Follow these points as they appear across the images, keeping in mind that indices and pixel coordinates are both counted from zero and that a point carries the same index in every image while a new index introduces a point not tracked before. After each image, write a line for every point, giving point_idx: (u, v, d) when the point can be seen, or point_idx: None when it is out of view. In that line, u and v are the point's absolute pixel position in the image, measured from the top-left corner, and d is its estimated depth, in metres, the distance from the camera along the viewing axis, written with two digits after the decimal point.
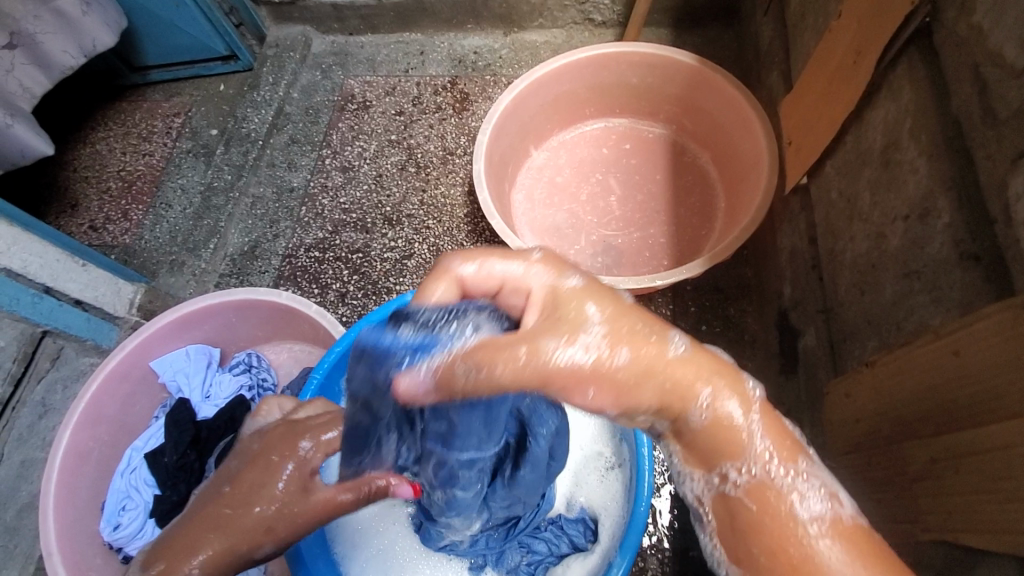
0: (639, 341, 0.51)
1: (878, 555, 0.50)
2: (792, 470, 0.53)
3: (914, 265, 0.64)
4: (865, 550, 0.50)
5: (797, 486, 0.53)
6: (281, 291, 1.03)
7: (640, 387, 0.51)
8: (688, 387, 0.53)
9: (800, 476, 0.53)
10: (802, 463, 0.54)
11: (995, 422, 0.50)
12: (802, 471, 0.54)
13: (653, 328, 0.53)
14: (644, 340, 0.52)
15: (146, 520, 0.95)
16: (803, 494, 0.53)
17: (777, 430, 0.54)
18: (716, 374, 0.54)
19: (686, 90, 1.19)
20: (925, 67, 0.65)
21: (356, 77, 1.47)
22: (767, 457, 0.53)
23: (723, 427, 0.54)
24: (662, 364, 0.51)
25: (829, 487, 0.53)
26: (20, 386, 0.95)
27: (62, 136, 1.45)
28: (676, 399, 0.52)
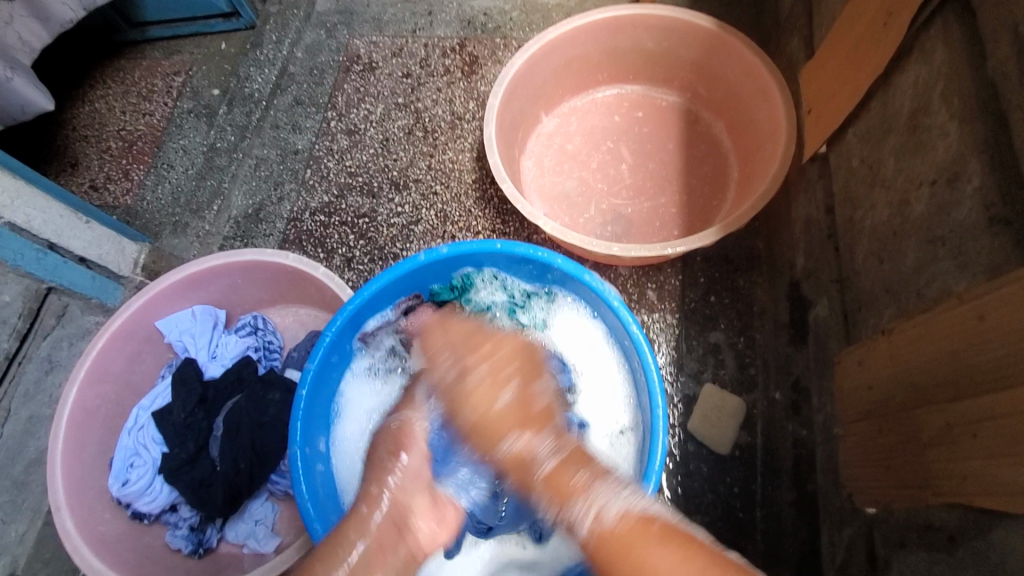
0: (500, 386, 0.73)
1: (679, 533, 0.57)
2: (602, 483, 0.63)
3: (939, 231, 0.63)
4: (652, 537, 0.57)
5: (585, 504, 0.61)
6: (288, 253, 1.02)
7: (500, 426, 0.70)
8: (531, 427, 0.70)
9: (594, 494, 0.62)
10: (600, 478, 0.64)
11: (1017, 386, 0.50)
12: (610, 482, 0.63)
13: (506, 382, 0.73)
14: (531, 376, 0.75)
15: (155, 476, 0.96)
16: (612, 504, 0.61)
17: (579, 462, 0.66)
18: (532, 421, 0.70)
19: (703, 55, 1.17)
20: (961, 27, 0.64)
21: (362, 38, 1.43)
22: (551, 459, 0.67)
23: (565, 468, 0.66)
24: (490, 411, 0.71)
25: (614, 490, 0.62)
26: (26, 341, 0.94)
27: (61, 92, 1.41)
28: (489, 438, 0.70)
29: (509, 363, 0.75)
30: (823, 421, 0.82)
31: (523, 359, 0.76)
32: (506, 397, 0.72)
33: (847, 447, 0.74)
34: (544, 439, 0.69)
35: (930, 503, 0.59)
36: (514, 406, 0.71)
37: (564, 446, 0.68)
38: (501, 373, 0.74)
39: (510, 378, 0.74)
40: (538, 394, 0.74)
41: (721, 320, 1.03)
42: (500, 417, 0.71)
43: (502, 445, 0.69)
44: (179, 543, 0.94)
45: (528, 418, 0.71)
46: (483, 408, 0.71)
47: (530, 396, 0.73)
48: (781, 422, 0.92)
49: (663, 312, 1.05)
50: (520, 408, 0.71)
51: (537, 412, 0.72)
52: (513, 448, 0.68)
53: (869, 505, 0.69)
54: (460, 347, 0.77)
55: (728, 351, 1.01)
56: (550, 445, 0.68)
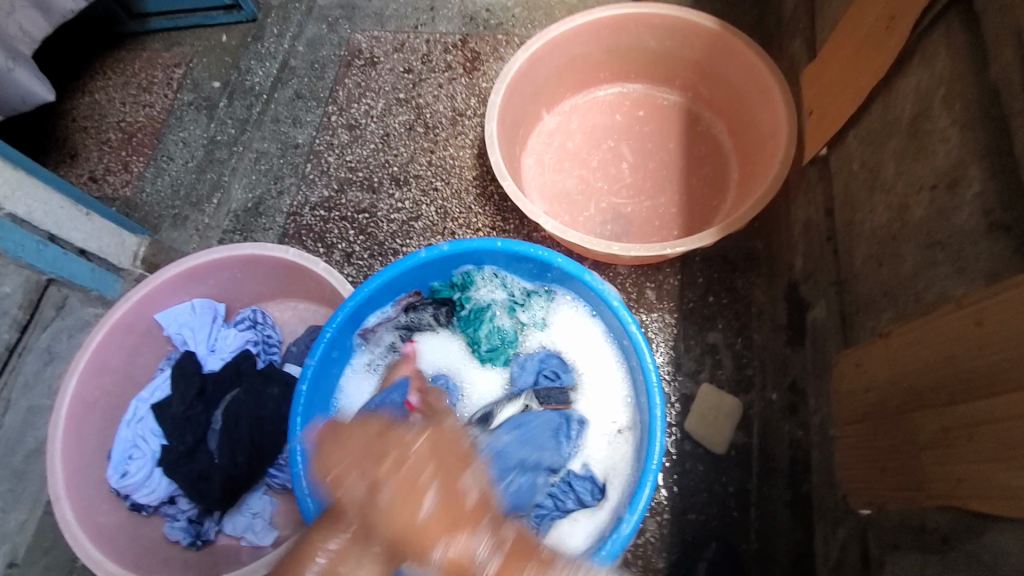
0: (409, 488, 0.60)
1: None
2: (544, 574, 0.57)
3: (939, 235, 0.64)
4: None
5: None
6: (288, 247, 1.02)
7: (425, 537, 0.58)
8: (464, 528, 0.59)
9: None
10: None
11: (1013, 391, 0.51)
12: (557, 575, 0.57)
13: (420, 480, 0.61)
14: (454, 472, 0.63)
15: (153, 468, 0.96)
16: None
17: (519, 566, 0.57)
18: (461, 522, 0.60)
19: (706, 56, 1.17)
20: (964, 33, 0.64)
21: (364, 32, 1.43)
22: (495, 567, 0.58)
23: (512, 568, 0.57)
24: (412, 523, 0.59)
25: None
26: (25, 332, 0.94)
27: (60, 83, 1.41)
28: (416, 554, 0.58)
29: (423, 465, 0.63)
30: (819, 422, 0.83)
31: (432, 452, 0.64)
32: (429, 504, 0.60)
33: (843, 449, 0.75)
34: (479, 541, 0.59)
35: (924, 505, 0.59)
36: (439, 509, 0.60)
37: (500, 544, 0.59)
38: (416, 480, 0.61)
39: (425, 470, 0.62)
40: (469, 487, 0.62)
41: (720, 321, 1.03)
42: (419, 536, 0.58)
43: (432, 557, 0.57)
44: (178, 534, 0.95)
45: (460, 518, 0.60)
46: (400, 518, 0.59)
47: (447, 499, 0.60)
48: (777, 422, 0.92)
49: (662, 312, 1.05)
50: (448, 507, 0.60)
51: (469, 507, 0.61)
52: (447, 557, 0.57)
53: (864, 506, 0.69)
54: (367, 450, 0.65)
55: (725, 351, 1.01)
56: (488, 546, 0.59)
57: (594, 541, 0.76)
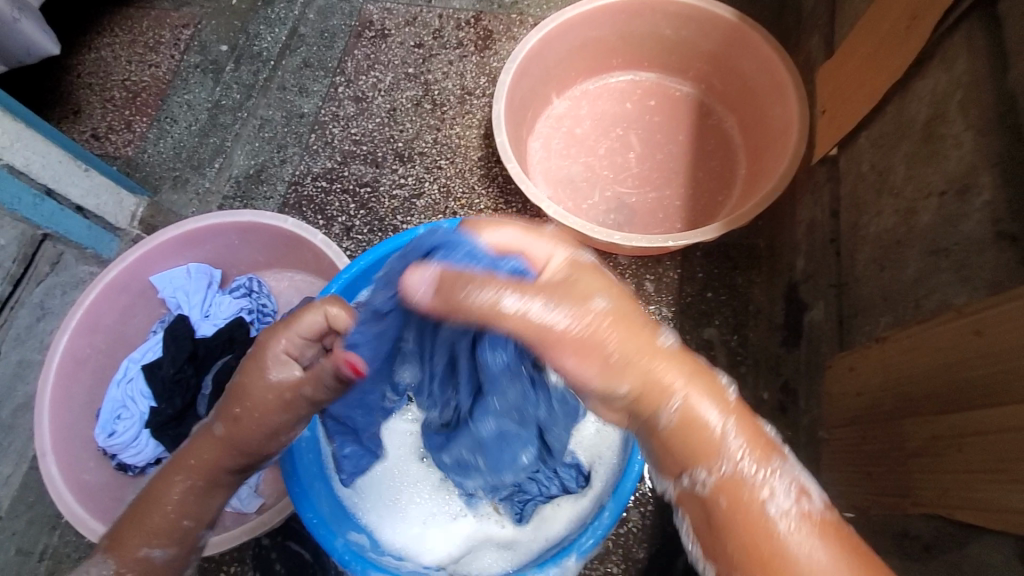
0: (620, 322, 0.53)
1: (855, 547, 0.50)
2: (773, 467, 0.53)
3: (943, 242, 0.63)
4: (841, 539, 0.50)
5: (765, 482, 0.52)
6: (287, 217, 1.01)
7: (661, 380, 0.53)
8: (693, 384, 0.54)
9: (769, 472, 0.52)
10: (767, 461, 0.53)
11: (1007, 403, 0.50)
12: (787, 465, 0.53)
13: (628, 318, 0.53)
14: (638, 321, 0.54)
15: (141, 429, 0.96)
16: (786, 497, 0.52)
17: (740, 431, 0.53)
18: (701, 376, 0.54)
19: (722, 48, 1.14)
20: (987, 37, 0.62)
21: (376, 3, 1.40)
22: (743, 456, 0.53)
23: (737, 432, 0.53)
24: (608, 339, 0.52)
25: (801, 485, 0.52)
26: (19, 287, 0.94)
27: (66, 37, 1.38)
28: (657, 392, 0.53)
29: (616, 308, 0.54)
30: (809, 423, 0.83)
31: (620, 317, 0.53)
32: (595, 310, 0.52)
33: (830, 450, 0.75)
34: (674, 401, 0.53)
35: (908, 512, 0.59)
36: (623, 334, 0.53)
37: (724, 408, 0.54)
38: (622, 316, 0.53)
39: (626, 316, 0.53)
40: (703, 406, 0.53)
41: (717, 317, 1.02)
42: (659, 365, 0.53)
43: (618, 387, 0.53)
44: None
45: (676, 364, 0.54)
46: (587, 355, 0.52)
47: (640, 317, 0.54)
48: (767, 421, 0.92)
49: (660, 305, 1.04)
50: (635, 351, 0.53)
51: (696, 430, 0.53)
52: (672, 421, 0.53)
53: (847, 509, 0.70)
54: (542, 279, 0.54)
55: (720, 348, 0.99)
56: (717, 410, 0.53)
57: (574, 528, 0.76)
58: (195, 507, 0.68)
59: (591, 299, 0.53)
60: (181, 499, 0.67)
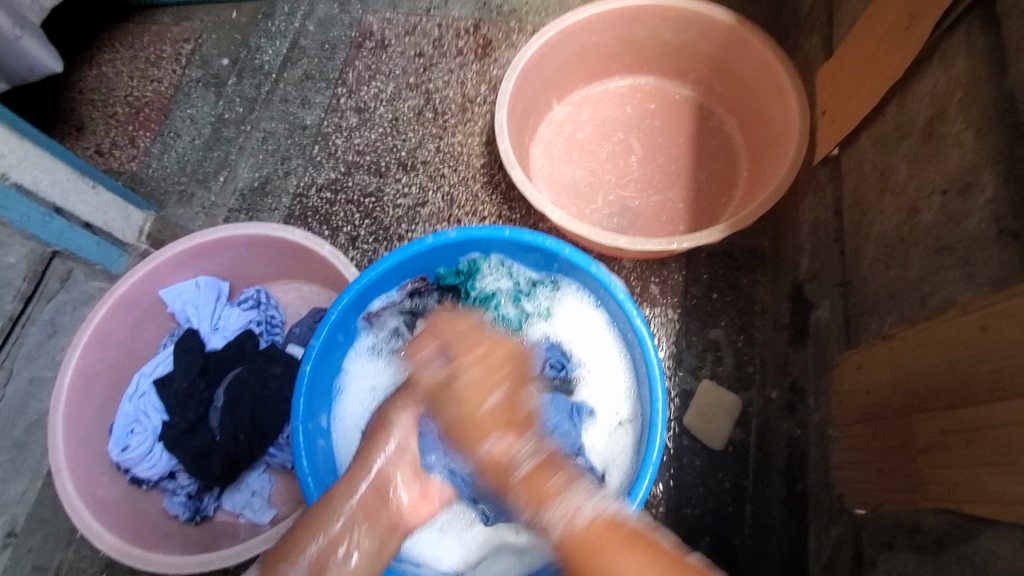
0: (495, 386, 0.70)
1: (650, 545, 0.57)
2: (577, 490, 0.62)
3: (948, 240, 0.64)
4: (622, 543, 0.57)
5: (568, 511, 0.60)
6: (294, 229, 1.02)
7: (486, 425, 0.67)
8: (513, 429, 0.67)
9: (574, 501, 0.61)
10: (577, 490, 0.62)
11: (1014, 397, 0.51)
12: (583, 487, 0.62)
13: (491, 377, 0.71)
14: (520, 384, 0.72)
15: (155, 443, 0.97)
16: (586, 509, 0.60)
17: (552, 470, 0.64)
18: (529, 432, 0.67)
19: (721, 50, 1.15)
20: (984, 36, 0.63)
21: (376, 14, 1.41)
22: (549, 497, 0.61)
23: (542, 473, 0.64)
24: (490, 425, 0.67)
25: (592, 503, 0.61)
26: (30, 303, 0.95)
27: (69, 55, 1.40)
28: (471, 431, 0.67)
29: (501, 366, 0.72)
30: (818, 422, 0.84)
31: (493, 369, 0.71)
32: (492, 400, 0.69)
33: (841, 448, 0.76)
34: (523, 443, 0.66)
35: (920, 507, 0.60)
36: (498, 409, 0.68)
37: (538, 446, 0.66)
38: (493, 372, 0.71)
39: (489, 376, 0.71)
40: (525, 399, 0.70)
41: (722, 317, 1.03)
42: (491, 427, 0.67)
43: (483, 446, 0.66)
44: (177, 509, 0.96)
45: (512, 420, 0.68)
46: (469, 407, 0.68)
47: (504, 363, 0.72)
48: (776, 421, 0.93)
49: (665, 307, 1.05)
50: (506, 410, 0.68)
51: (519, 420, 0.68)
52: (494, 450, 0.66)
53: (860, 506, 0.70)
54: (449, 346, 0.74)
55: (727, 348, 1.01)
56: (530, 449, 0.66)
57: None
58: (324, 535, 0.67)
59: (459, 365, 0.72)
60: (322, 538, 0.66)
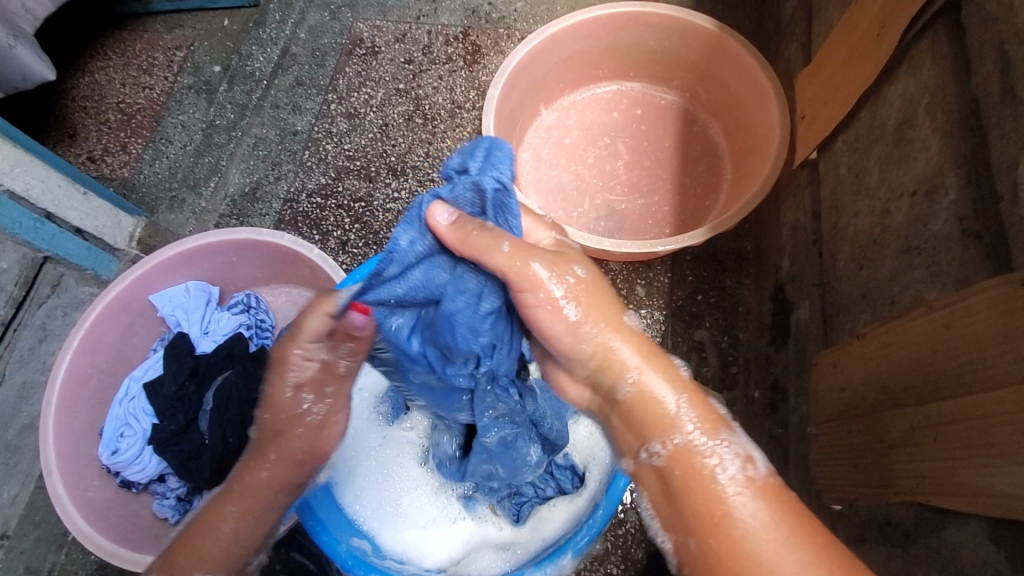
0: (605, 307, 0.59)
1: (798, 516, 0.49)
2: (728, 434, 0.55)
3: (916, 240, 0.66)
4: (780, 502, 0.50)
5: (715, 453, 0.54)
6: (284, 234, 1.03)
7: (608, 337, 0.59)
8: (657, 362, 0.58)
9: (719, 443, 0.54)
10: (723, 432, 0.55)
11: (976, 391, 0.53)
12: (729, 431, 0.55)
13: (616, 303, 0.61)
14: (617, 311, 0.60)
15: (144, 446, 0.97)
16: (728, 457, 0.53)
17: (696, 401, 0.56)
18: (657, 359, 0.59)
19: (703, 57, 1.18)
20: (949, 43, 0.66)
21: (366, 21, 1.43)
22: (693, 427, 0.55)
23: (695, 399, 0.56)
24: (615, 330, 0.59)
25: (746, 452, 0.54)
26: (21, 308, 0.95)
27: (61, 63, 1.41)
28: (614, 366, 0.58)
29: (605, 288, 0.61)
30: (798, 420, 0.86)
31: (594, 293, 0.60)
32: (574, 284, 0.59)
33: (818, 445, 0.77)
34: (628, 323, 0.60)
35: (890, 501, 0.61)
36: (631, 337, 0.59)
37: (676, 384, 0.57)
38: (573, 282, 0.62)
39: (614, 300, 0.61)
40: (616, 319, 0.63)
41: (707, 319, 1.04)
42: (619, 340, 0.59)
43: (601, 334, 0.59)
44: (167, 512, 0.97)
45: (613, 308, 0.60)
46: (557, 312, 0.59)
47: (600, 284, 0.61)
48: (758, 420, 0.94)
49: (651, 309, 1.06)
50: (598, 298, 0.60)
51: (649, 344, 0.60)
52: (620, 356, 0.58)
53: (836, 502, 0.71)
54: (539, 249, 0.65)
55: (711, 349, 1.02)
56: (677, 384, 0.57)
57: (570, 527, 0.78)
58: (248, 532, 0.68)
59: (572, 269, 0.60)
60: (237, 527, 0.67)
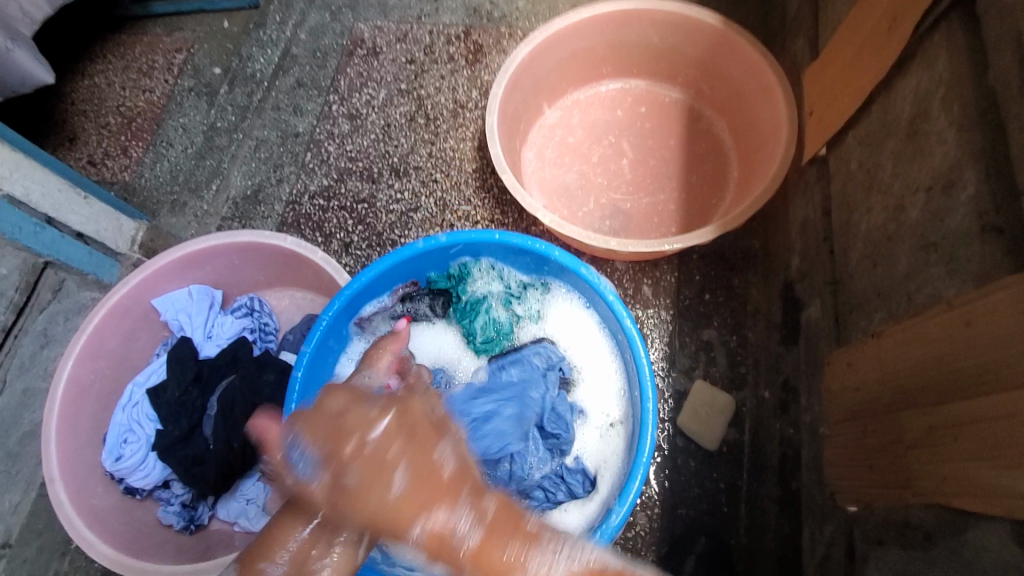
0: (408, 444, 0.54)
1: None
2: (536, 559, 0.51)
3: (933, 237, 0.65)
4: None
5: None
6: (287, 236, 1.02)
7: (399, 518, 0.51)
8: (443, 500, 0.52)
9: (539, 571, 0.50)
10: (540, 556, 0.51)
11: (1000, 391, 0.51)
12: (542, 548, 0.51)
13: (390, 436, 0.54)
14: (426, 441, 0.55)
15: (148, 452, 0.96)
16: (553, 572, 0.50)
17: (504, 546, 0.50)
18: (431, 491, 0.51)
19: (708, 53, 1.16)
20: (964, 35, 0.64)
21: (367, 22, 1.42)
22: (521, 564, 0.50)
23: (493, 543, 0.51)
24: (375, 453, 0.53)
25: (557, 566, 0.50)
26: (22, 314, 0.94)
27: (61, 67, 1.40)
28: (379, 518, 0.51)
29: (411, 423, 0.56)
30: (811, 421, 0.84)
31: (391, 428, 0.54)
32: (396, 482, 0.52)
33: (832, 446, 0.76)
34: (459, 514, 0.51)
35: (909, 503, 0.60)
36: (408, 487, 0.52)
37: (475, 533, 0.51)
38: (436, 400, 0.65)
39: (393, 434, 0.54)
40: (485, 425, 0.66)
41: (715, 318, 1.03)
42: (380, 491, 0.51)
43: (410, 531, 0.51)
44: (171, 518, 0.96)
45: (435, 491, 0.52)
46: (364, 471, 0.52)
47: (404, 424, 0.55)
48: (769, 420, 0.93)
49: (658, 308, 1.05)
50: (421, 480, 0.52)
51: (447, 476, 0.53)
52: (425, 529, 0.51)
53: (852, 503, 0.70)
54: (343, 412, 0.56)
55: (720, 348, 1.01)
56: (469, 516, 0.51)
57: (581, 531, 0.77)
58: None
59: (377, 440, 0.53)
60: None
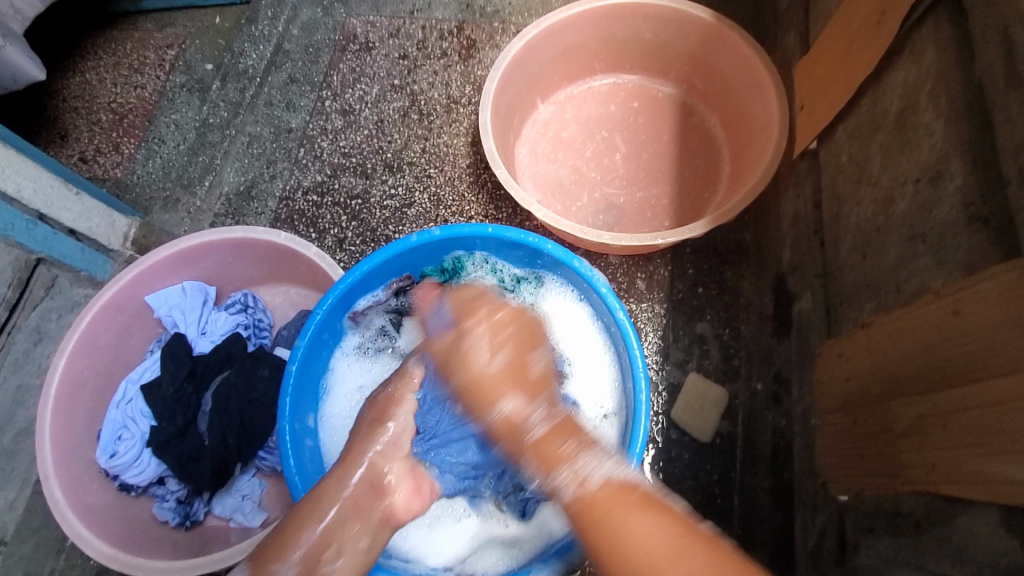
0: (505, 347, 0.70)
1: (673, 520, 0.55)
2: (594, 456, 0.62)
3: (921, 228, 0.65)
4: (631, 505, 0.57)
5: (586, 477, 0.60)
6: (281, 231, 1.02)
7: (495, 388, 0.68)
8: (526, 394, 0.67)
9: (596, 465, 0.61)
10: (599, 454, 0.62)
11: (986, 379, 0.52)
12: (595, 449, 0.63)
13: (498, 372, 0.69)
14: (529, 346, 0.72)
15: (143, 448, 0.96)
16: (599, 469, 0.60)
17: (572, 438, 0.63)
18: (538, 382, 0.69)
19: (701, 48, 1.17)
20: (951, 27, 0.65)
21: (360, 17, 1.41)
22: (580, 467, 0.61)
23: (553, 437, 0.64)
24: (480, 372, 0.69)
25: (610, 467, 0.61)
26: (15, 311, 0.94)
27: (51, 63, 1.39)
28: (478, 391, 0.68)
29: (508, 327, 0.72)
30: (802, 411, 0.85)
31: (527, 327, 0.73)
32: (498, 360, 0.70)
33: (824, 436, 0.77)
34: (536, 407, 0.67)
35: (899, 490, 0.61)
36: (508, 367, 0.69)
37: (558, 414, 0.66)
38: (500, 335, 0.71)
39: (505, 374, 0.69)
40: (536, 360, 0.71)
41: (708, 311, 1.04)
42: (492, 382, 0.68)
43: (495, 409, 0.67)
44: (167, 514, 0.96)
45: (528, 383, 0.69)
46: (476, 374, 0.69)
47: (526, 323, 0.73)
48: (762, 412, 0.94)
49: (652, 302, 1.05)
50: (517, 371, 0.69)
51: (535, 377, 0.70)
52: (507, 412, 0.66)
53: (843, 492, 0.71)
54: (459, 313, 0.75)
55: (713, 341, 1.02)
56: (542, 415, 0.66)
57: None
58: None
59: (497, 352, 0.70)
60: None
